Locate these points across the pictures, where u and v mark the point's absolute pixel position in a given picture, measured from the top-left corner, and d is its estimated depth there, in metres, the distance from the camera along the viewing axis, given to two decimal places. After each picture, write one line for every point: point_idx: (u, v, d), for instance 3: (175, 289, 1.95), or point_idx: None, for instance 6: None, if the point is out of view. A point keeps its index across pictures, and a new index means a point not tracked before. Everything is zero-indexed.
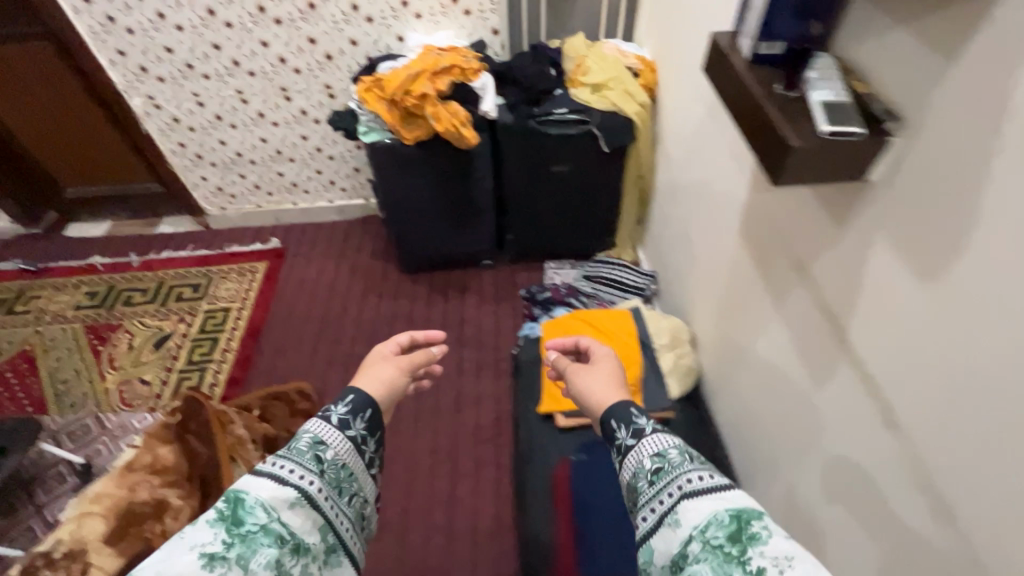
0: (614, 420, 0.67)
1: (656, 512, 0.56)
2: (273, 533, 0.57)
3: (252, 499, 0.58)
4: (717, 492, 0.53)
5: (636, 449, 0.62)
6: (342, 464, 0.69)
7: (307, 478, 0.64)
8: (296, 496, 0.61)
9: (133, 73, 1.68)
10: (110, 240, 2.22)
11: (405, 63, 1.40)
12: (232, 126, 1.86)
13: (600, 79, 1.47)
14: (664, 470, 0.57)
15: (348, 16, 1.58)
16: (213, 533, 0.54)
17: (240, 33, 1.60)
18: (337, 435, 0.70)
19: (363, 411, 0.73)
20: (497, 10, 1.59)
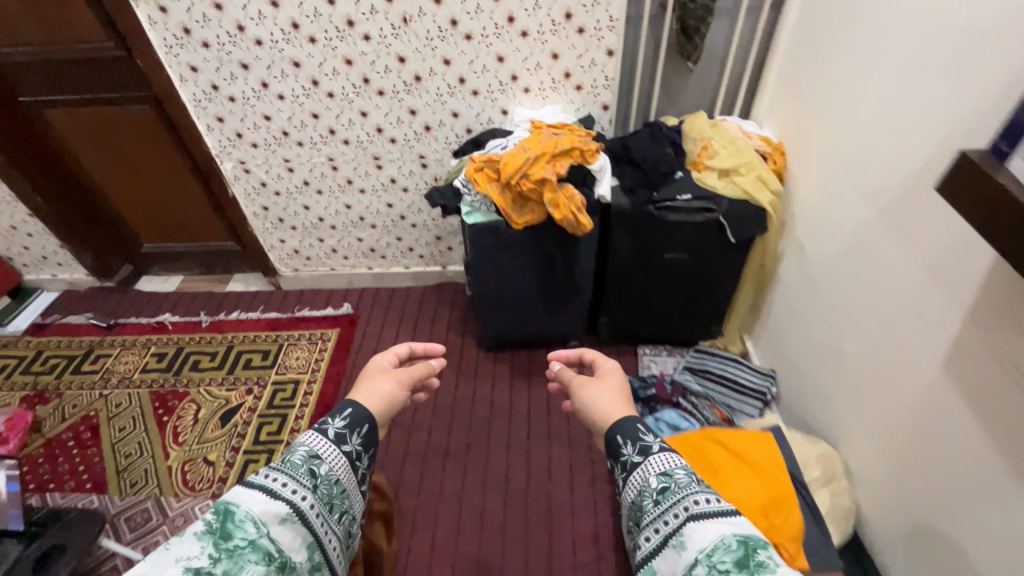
0: (620, 439, 0.83)
1: (661, 530, 0.69)
2: (262, 548, 0.58)
3: (242, 512, 0.59)
4: (726, 517, 0.65)
5: (645, 470, 0.76)
6: (334, 482, 0.72)
7: (298, 493, 0.66)
8: (286, 511, 0.63)
9: (228, 138, 1.65)
10: (180, 296, 2.16)
11: (521, 143, 1.30)
12: (318, 192, 1.80)
13: (729, 165, 1.34)
14: (670, 491, 0.71)
15: (454, 89, 1.50)
16: (201, 546, 0.54)
17: (341, 102, 1.54)
18: (330, 451, 0.74)
19: (360, 426, 0.79)
20: (611, 87, 1.48)
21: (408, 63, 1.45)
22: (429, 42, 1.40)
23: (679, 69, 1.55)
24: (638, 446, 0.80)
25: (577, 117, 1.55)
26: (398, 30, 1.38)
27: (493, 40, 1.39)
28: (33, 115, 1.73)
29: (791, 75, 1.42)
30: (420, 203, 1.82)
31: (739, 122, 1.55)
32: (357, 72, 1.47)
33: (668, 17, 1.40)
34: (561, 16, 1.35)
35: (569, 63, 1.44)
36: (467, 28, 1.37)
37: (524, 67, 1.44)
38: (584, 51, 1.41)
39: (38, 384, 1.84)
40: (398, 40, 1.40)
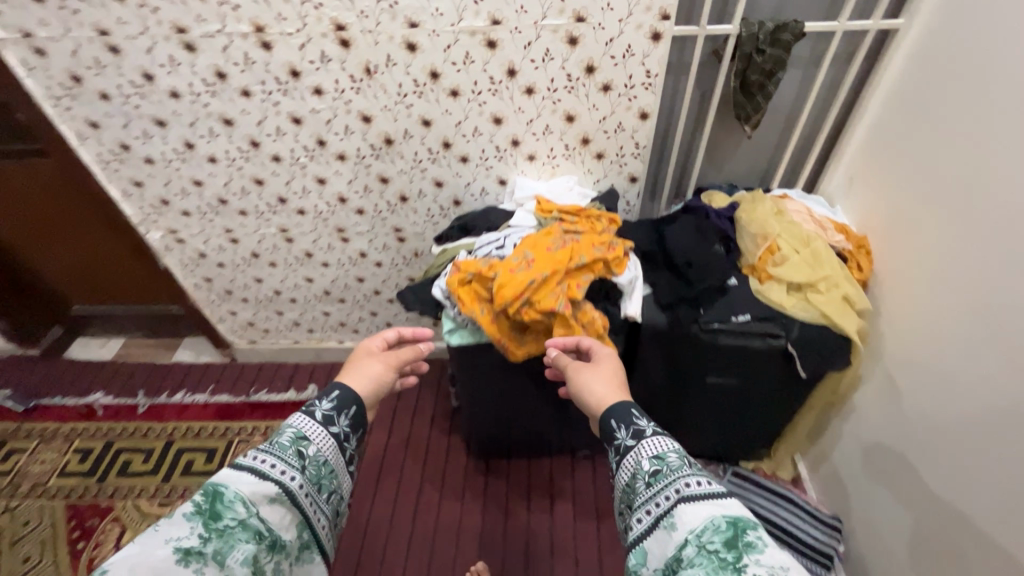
0: (615, 419, 0.68)
1: (651, 514, 0.59)
2: (251, 529, 0.57)
3: (232, 494, 0.58)
4: (719, 499, 0.56)
5: (635, 450, 0.64)
6: (324, 462, 0.68)
7: (289, 474, 0.63)
8: (278, 491, 0.61)
9: (152, 205, 1.30)
10: (117, 367, 1.83)
11: (524, 249, 0.95)
12: (271, 264, 1.45)
13: (804, 276, 0.99)
14: (662, 472, 0.61)
15: (436, 155, 1.15)
16: (190, 527, 0.53)
17: (290, 167, 1.19)
18: (319, 431, 0.69)
19: (349, 407, 0.73)
20: (642, 156, 1.13)
21: (375, 123, 1.09)
22: (402, 98, 1.04)
23: (730, 130, 1.20)
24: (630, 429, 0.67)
25: (596, 190, 1.20)
26: (359, 84, 1.02)
27: (487, 97, 1.04)
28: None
29: (885, 149, 1.07)
30: (398, 278, 1.47)
31: (803, 200, 1.20)
32: (309, 132, 1.12)
33: (724, 70, 1.04)
34: (580, 71, 0.99)
35: (588, 127, 1.08)
36: (453, 81, 1.01)
37: (529, 130, 1.09)
38: (609, 113, 1.06)
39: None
40: (360, 95, 1.04)
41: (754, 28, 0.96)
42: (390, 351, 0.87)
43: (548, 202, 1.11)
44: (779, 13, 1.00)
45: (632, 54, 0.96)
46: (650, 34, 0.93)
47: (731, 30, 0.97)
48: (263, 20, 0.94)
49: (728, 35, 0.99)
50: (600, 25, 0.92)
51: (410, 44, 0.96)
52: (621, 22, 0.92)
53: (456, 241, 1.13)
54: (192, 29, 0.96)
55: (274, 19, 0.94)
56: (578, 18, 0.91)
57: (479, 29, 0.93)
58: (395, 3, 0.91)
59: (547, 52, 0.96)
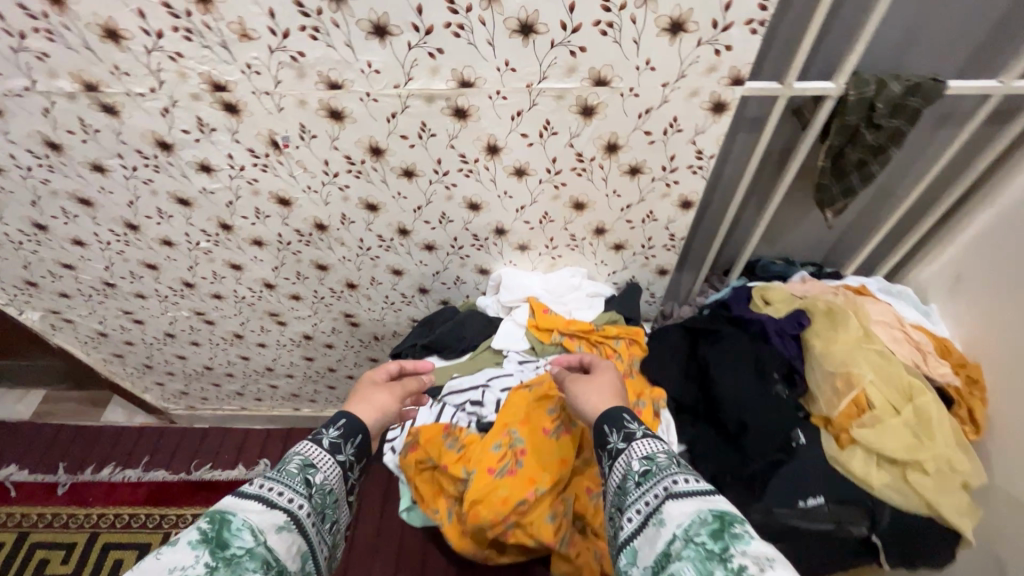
0: (605, 424, 0.54)
1: (640, 515, 0.46)
2: (261, 559, 0.43)
3: (240, 519, 0.44)
4: (708, 494, 0.45)
5: (623, 453, 0.51)
6: (332, 492, 0.53)
7: (296, 501, 0.49)
8: (286, 519, 0.47)
9: (17, 286, 0.97)
10: (34, 431, 1.55)
11: (512, 424, 0.65)
12: (193, 343, 1.14)
13: (902, 446, 0.70)
14: (651, 473, 0.48)
15: (389, 242, 0.82)
16: (194, 556, 0.40)
17: (189, 252, 0.86)
18: (327, 459, 0.53)
19: (356, 435, 0.57)
20: (677, 249, 0.81)
21: (298, 206, 0.76)
22: (332, 178, 0.71)
23: (798, 203, 0.86)
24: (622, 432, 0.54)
25: (610, 283, 0.89)
26: (265, 160, 0.68)
27: (457, 178, 0.70)
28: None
29: (1019, 251, 0.75)
30: (356, 358, 1.17)
31: (887, 296, 0.89)
32: (205, 215, 0.78)
33: (809, 143, 0.69)
34: (597, 150, 0.65)
35: (605, 216, 0.75)
36: (404, 159, 0.68)
37: (519, 218, 0.76)
38: (635, 201, 0.73)
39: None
40: (269, 173, 0.70)
41: (868, 90, 0.62)
42: (395, 381, 0.68)
43: (547, 317, 0.80)
44: (904, 61, 0.65)
45: (679, 129, 0.62)
46: (709, 104, 0.59)
47: (832, 91, 0.62)
48: (93, 75, 0.59)
49: (825, 97, 0.63)
50: (632, 90, 0.58)
51: (333, 110, 0.62)
52: (666, 87, 0.57)
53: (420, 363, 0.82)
54: None
55: (110, 74, 0.59)
56: (596, 80, 0.57)
57: (439, 94, 0.59)
58: (299, 55, 0.56)
59: (547, 125, 0.62)
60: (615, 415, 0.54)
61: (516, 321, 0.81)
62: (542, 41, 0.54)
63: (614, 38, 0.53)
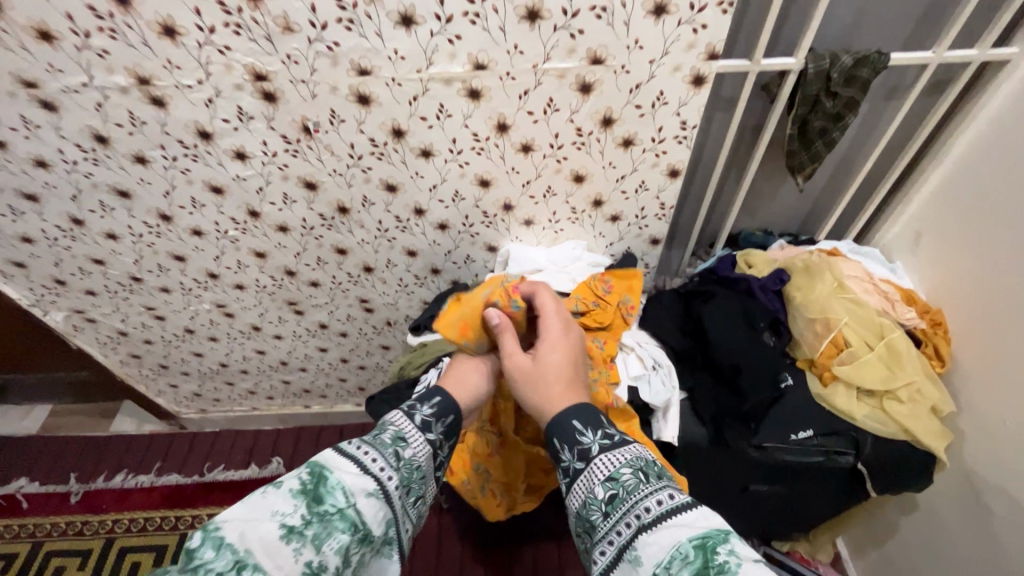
0: (558, 438, 0.60)
1: (614, 545, 0.52)
2: (348, 519, 0.49)
3: (335, 479, 0.50)
4: (680, 517, 0.49)
5: (586, 475, 0.57)
6: (419, 467, 0.58)
7: (388, 473, 0.54)
8: (374, 487, 0.52)
9: (45, 286, 1.02)
10: (43, 444, 1.56)
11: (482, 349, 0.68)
12: (211, 339, 1.19)
13: (879, 380, 0.79)
14: (619, 498, 0.54)
15: (406, 223, 0.90)
16: (294, 505, 0.47)
17: (217, 241, 0.92)
18: (417, 436, 0.59)
19: (448, 415, 0.62)
20: (667, 218, 0.89)
21: (323, 189, 0.83)
22: (357, 161, 0.78)
23: (772, 175, 0.96)
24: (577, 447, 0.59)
25: (608, 255, 0.97)
26: (296, 146, 0.76)
27: (470, 156, 0.78)
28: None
29: (970, 200, 0.85)
30: (369, 346, 1.23)
31: (857, 256, 0.99)
32: (235, 203, 0.85)
33: (777, 114, 0.79)
34: (594, 123, 0.74)
35: (602, 188, 0.84)
36: (423, 140, 0.75)
37: (526, 193, 0.85)
38: (628, 172, 0.81)
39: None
40: (298, 158, 0.78)
41: (823, 64, 0.72)
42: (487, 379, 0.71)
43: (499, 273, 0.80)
44: (852, 40, 0.76)
45: (665, 102, 0.71)
46: (690, 77, 0.69)
47: (794, 65, 0.72)
48: (147, 70, 0.66)
49: (788, 72, 0.73)
50: (624, 68, 0.67)
51: (361, 95, 0.69)
52: (653, 63, 0.67)
53: (432, 337, 0.91)
54: (47, 82, 0.67)
55: (162, 68, 0.66)
56: (593, 59, 0.66)
57: (456, 77, 0.67)
58: (335, 45, 0.64)
59: (551, 102, 0.71)
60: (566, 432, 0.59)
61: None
62: (546, 25, 0.63)
63: (608, 21, 0.62)
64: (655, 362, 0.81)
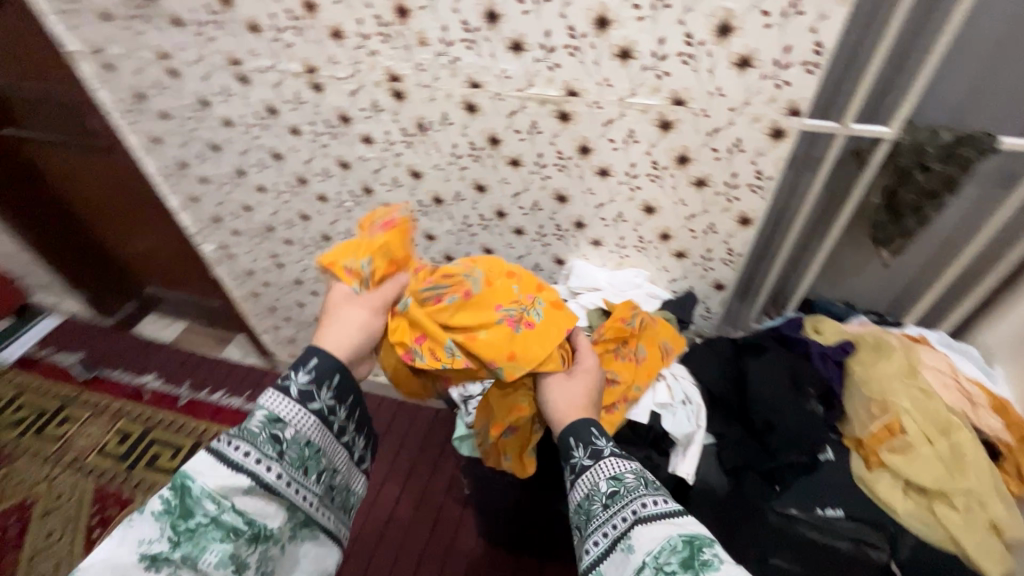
0: (573, 437, 0.63)
1: (608, 537, 0.55)
2: (225, 526, 0.52)
3: (200, 488, 0.52)
4: (675, 517, 0.52)
5: (590, 471, 0.60)
6: (306, 442, 0.59)
7: (265, 465, 0.55)
8: (252, 481, 0.54)
9: (206, 220, 1.28)
10: (173, 353, 1.89)
11: (410, 343, 0.68)
12: (313, 293, 1.39)
13: (931, 478, 0.72)
14: (620, 494, 0.56)
15: (488, 222, 1.01)
16: (159, 529, 0.49)
17: (336, 208, 1.10)
18: (296, 411, 0.59)
19: (330, 379, 0.61)
20: (734, 264, 0.90)
21: (425, 179, 0.97)
22: (457, 159, 0.91)
23: (860, 245, 0.93)
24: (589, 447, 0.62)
25: (670, 290, 1.00)
26: (412, 138, 0.90)
27: (552, 172, 0.87)
28: (18, 140, 1.48)
29: None
30: None
31: (947, 349, 0.91)
32: (355, 179, 1.02)
33: (866, 180, 0.78)
34: (671, 160, 0.79)
35: (671, 222, 0.88)
36: (514, 150, 0.86)
37: (597, 215, 0.91)
38: (698, 212, 0.85)
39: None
40: (411, 149, 0.92)
41: (920, 135, 0.71)
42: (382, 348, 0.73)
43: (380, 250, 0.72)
44: (961, 119, 0.74)
45: (742, 150, 0.75)
46: (769, 130, 0.71)
47: (886, 134, 0.71)
48: (315, 61, 0.84)
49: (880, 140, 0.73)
50: (703, 111, 0.72)
51: (469, 104, 0.82)
52: (733, 111, 0.71)
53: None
54: (246, 62, 0.89)
55: (326, 62, 0.84)
56: (675, 100, 0.72)
57: (551, 99, 0.77)
58: (457, 59, 0.77)
59: (631, 133, 0.78)
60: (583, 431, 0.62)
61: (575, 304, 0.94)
62: (635, 64, 0.70)
63: (694, 67, 0.68)
64: (685, 398, 0.84)
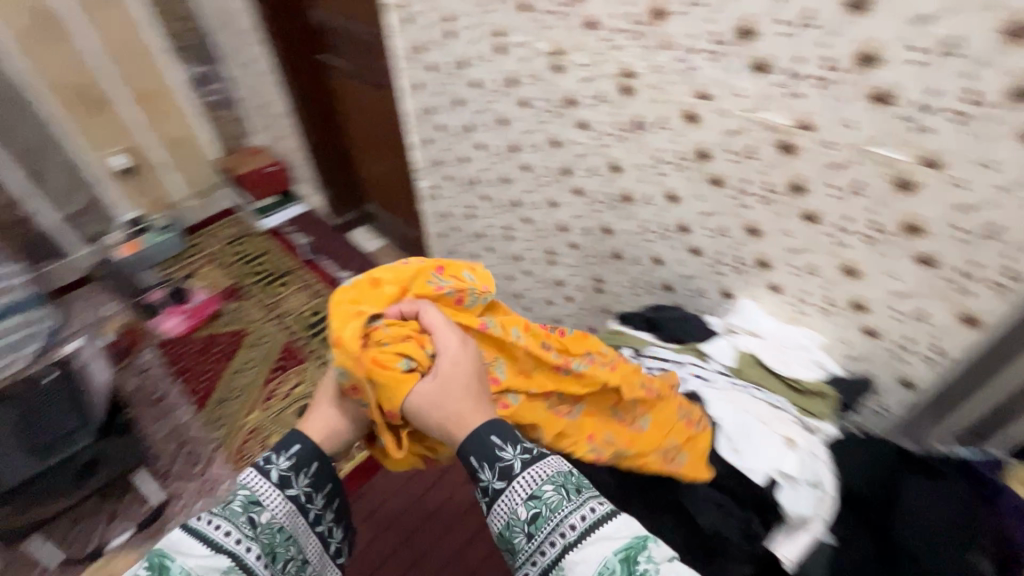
0: (477, 458, 0.64)
1: (538, 563, 0.60)
2: None
3: (178, 564, 0.60)
4: (601, 530, 0.58)
5: (506, 495, 0.63)
6: (280, 526, 0.69)
7: (244, 544, 0.65)
8: (229, 563, 0.62)
9: (430, 162, 1.50)
10: (368, 262, 2.26)
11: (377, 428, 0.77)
12: (488, 249, 1.54)
13: None
14: (540, 514, 0.61)
15: (668, 233, 1.01)
16: None
17: (535, 180, 1.20)
18: (274, 493, 0.70)
19: (308, 464, 0.73)
20: (936, 365, 0.77)
21: (622, 176, 1.00)
22: (659, 164, 0.93)
23: None
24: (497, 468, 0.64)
25: (844, 366, 0.89)
26: (624, 134, 0.94)
27: (752, 202, 0.84)
28: (327, 65, 1.89)
29: None
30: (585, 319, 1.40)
31: None
32: (560, 158, 1.10)
33: None
34: (896, 225, 0.70)
35: (870, 293, 0.78)
36: (720, 170, 0.84)
37: (786, 260, 0.85)
38: (913, 292, 0.74)
39: (241, 279, 2.16)
40: (619, 144, 0.96)
41: None
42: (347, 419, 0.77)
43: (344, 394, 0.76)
44: None
45: (995, 237, 0.63)
46: None
47: None
48: (564, 45, 0.93)
49: None
50: (958, 181, 0.62)
51: (691, 115, 0.83)
52: (999, 189, 0.60)
53: (632, 333, 1.04)
54: (508, 35, 1.01)
55: (573, 48, 0.92)
56: (925, 160, 0.64)
57: (778, 128, 0.74)
58: (694, 68, 0.78)
59: (857, 184, 0.71)
60: (484, 451, 0.63)
61: (704, 370, 0.91)
62: (890, 111, 0.63)
63: (964, 129, 0.59)
64: (814, 480, 0.74)
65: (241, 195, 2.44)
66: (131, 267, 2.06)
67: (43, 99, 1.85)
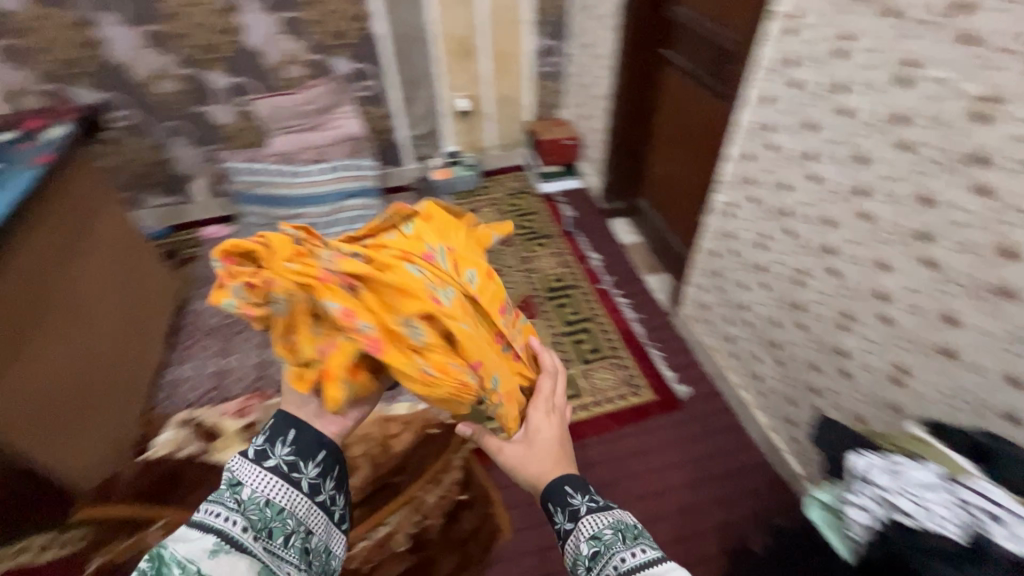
0: (553, 504, 0.66)
1: None
2: None
3: (168, 552, 0.53)
4: (652, 569, 0.55)
5: (573, 532, 0.63)
6: (269, 501, 0.61)
7: (229, 519, 0.58)
8: (215, 541, 0.55)
9: None
10: None
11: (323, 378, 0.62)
12: (699, 261, 1.49)
13: None
14: (598, 553, 0.59)
15: (935, 300, 0.84)
16: None
17: (871, 237, 0.93)
18: (254, 470, 0.62)
19: (284, 431, 0.65)
20: None
21: (902, 217, 0.87)
22: (967, 214, 0.77)
23: None
24: (567, 509, 0.64)
25: None
26: (929, 169, 0.81)
27: None
28: (678, 22, 1.61)
29: None
30: (777, 368, 1.27)
31: None
32: (828, 183, 1.00)
33: None
34: None
35: None
36: None
37: None
38: None
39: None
40: (915, 180, 0.83)
41: None
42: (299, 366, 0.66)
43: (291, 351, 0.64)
44: None
45: None
46: None
47: None
48: (894, 56, 0.83)
49: None
50: None
51: None
52: None
53: (949, 451, 0.72)
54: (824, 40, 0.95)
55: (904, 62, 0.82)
56: None
57: None
58: None
59: None
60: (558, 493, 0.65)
61: None
62: None
63: None
64: None
65: (535, 156, 2.38)
66: (434, 191, 2.21)
67: (435, 42, 2.05)
